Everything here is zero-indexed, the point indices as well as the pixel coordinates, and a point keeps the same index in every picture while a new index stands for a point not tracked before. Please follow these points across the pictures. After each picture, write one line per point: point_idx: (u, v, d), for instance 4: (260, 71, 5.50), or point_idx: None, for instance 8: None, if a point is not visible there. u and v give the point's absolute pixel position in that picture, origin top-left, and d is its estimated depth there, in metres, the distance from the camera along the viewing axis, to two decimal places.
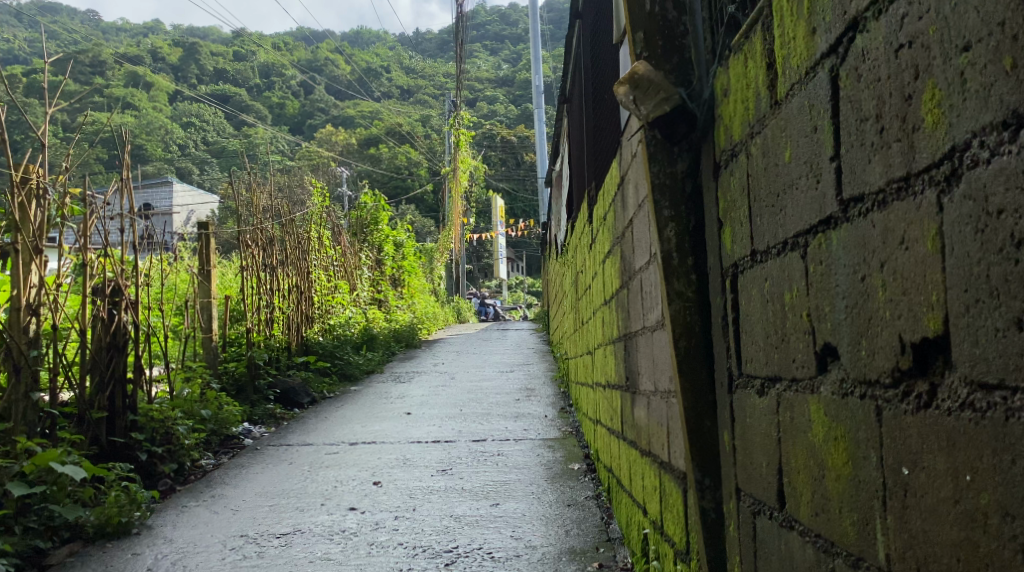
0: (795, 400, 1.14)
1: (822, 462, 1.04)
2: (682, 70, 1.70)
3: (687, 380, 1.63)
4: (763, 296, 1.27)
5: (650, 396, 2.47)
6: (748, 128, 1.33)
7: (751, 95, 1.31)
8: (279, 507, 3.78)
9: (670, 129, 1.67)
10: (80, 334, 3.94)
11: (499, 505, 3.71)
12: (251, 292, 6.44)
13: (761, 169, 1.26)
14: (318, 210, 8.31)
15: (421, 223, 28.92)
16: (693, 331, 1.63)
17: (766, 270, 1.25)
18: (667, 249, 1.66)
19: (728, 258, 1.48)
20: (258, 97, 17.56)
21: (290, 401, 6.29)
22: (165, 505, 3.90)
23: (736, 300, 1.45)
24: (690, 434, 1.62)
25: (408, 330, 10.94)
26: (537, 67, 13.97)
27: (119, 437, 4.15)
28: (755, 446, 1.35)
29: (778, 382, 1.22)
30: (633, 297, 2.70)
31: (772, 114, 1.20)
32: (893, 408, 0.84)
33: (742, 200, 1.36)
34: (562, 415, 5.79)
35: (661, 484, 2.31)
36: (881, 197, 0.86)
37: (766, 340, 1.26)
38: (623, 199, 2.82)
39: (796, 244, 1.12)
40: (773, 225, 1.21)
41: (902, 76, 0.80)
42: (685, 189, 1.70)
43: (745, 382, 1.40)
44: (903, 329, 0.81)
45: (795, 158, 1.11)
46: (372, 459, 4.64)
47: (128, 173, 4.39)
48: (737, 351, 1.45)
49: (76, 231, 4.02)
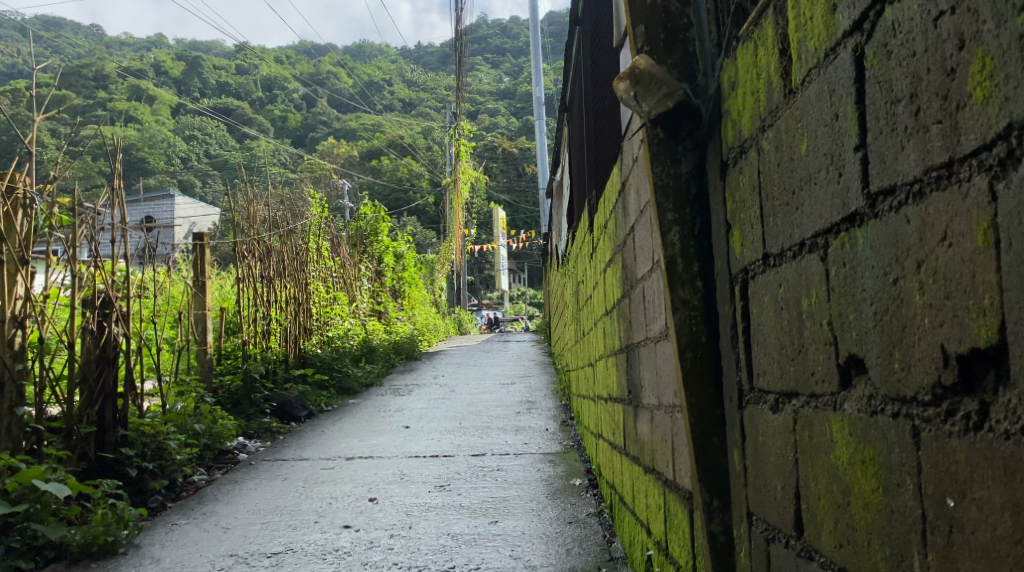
0: (814, 418, 1.04)
1: (846, 489, 0.93)
2: (685, 65, 1.61)
3: (693, 394, 1.52)
4: (776, 304, 1.16)
5: (654, 411, 2.35)
6: (758, 123, 1.23)
7: (762, 86, 1.21)
8: (271, 525, 3.66)
9: (674, 128, 1.58)
10: (69, 347, 3.82)
11: (498, 523, 3.58)
12: (248, 304, 6.34)
13: (773, 167, 1.16)
14: (316, 221, 8.20)
15: (423, 234, 28.87)
16: (700, 342, 1.52)
17: (780, 275, 1.14)
18: (672, 254, 1.56)
19: (737, 263, 1.37)
20: (260, 110, 17.49)
21: (286, 414, 6.16)
22: (154, 523, 3.78)
23: (746, 308, 1.34)
24: (697, 451, 1.51)
25: (409, 342, 10.82)
26: (539, 78, 13.84)
27: (109, 453, 4.06)
28: (769, 466, 1.24)
29: (793, 398, 1.11)
30: (635, 307, 2.60)
31: (786, 106, 1.10)
32: (934, 429, 0.73)
33: (753, 200, 1.26)
34: (564, 428, 5.68)
35: (666, 503, 2.19)
36: (917, 189, 0.75)
37: (781, 350, 1.15)
38: (624, 204, 2.71)
39: (814, 244, 1.02)
40: (788, 226, 1.11)
41: (944, 47, 0.70)
42: (690, 191, 1.60)
43: (756, 397, 1.29)
44: (946, 338, 0.70)
45: (813, 150, 1.00)
46: (369, 474, 4.53)
47: (118, 182, 4.27)
48: (747, 363, 1.34)
49: (64, 242, 3.90)
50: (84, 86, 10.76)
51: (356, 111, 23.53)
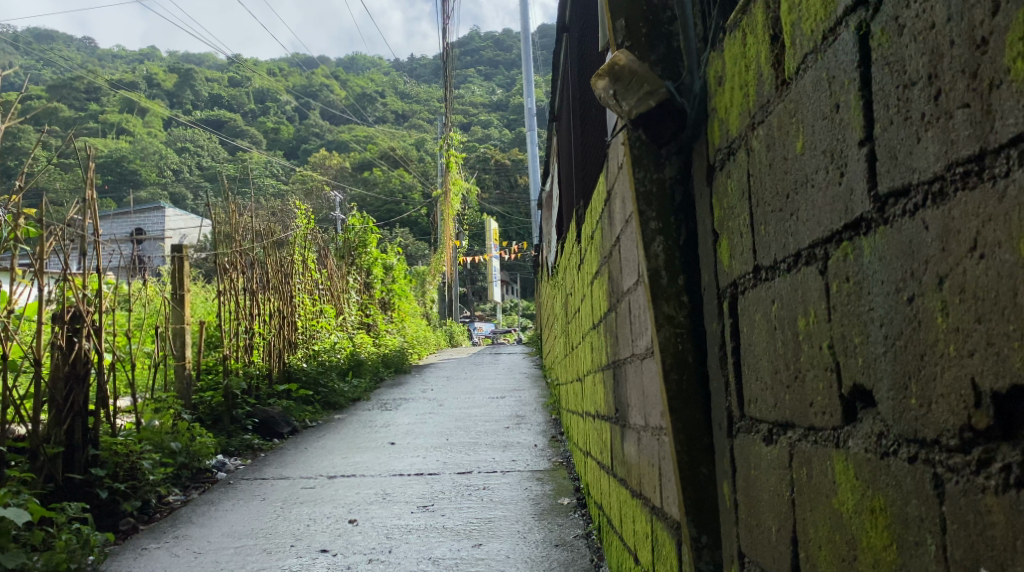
0: (814, 455, 0.90)
1: (853, 541, 0.80)
2: (668, 62, 1.48)
3: (680, 419, 1.39)
4: (769, 323, 1.03)
5: (641, 432, 2.21)
6: (748, 120, 1.10)
7: (751, 79, 1.08)
8: (245, 549, 3.50)
9: (656, 130, 1.45)
10: (34, 364, 3.63)
11: (481, 546, 3.44)
12: (230, 318, 6.16)
13: (764, 170, 1.03)
14: (303, 232, 8.01)
15: (414, 246, 28.70)
16: (686, 362, 1.39)
17: (773, 290, 1.01)
18: (655, 266, 1.43)
19: (725, 278, 1.24)
20: (252, 122, 17.32)
21: (269, 430, 5.99)
22: (122, 548, 3.61)
23: (735, 327, 1.21)
24: (684, 482, 1.38)
25: (398, 355, 10.66)
26: (530, 89, 13.68)
27: (77, 473, 3.84)
28: (763, 505, 1.10)
29: (789, 430, 0.98)
30: (622, 321, 2.46)
31: (778, 99, 0.98)
32: (963, 481, 0.60)
33: (742, 206, 1.13)
34: (553, 444, 5.53)
35: (654, 531, 2.06)
36: (938, 188, 0.62)
37: (774, 376, 1.02)
38: (610, 215, 2.58)
39: (812, 256, 0.89)
40: (782, 234, 0.98)
41: (972, 13, 0.58)
42: (675, 198, 1.47)
43: (748, 426, 1.16)
44: (979, 371, 0.58)
45: (809, 148, 0.87)
46: (350, 494, 4.37)
47: (91, 191, 4.07)
48: (737, 388, 1.21)
49: (30, 255, 3.70)
50: (74, 99, 10.64)
51: (348, 123, 23.38)
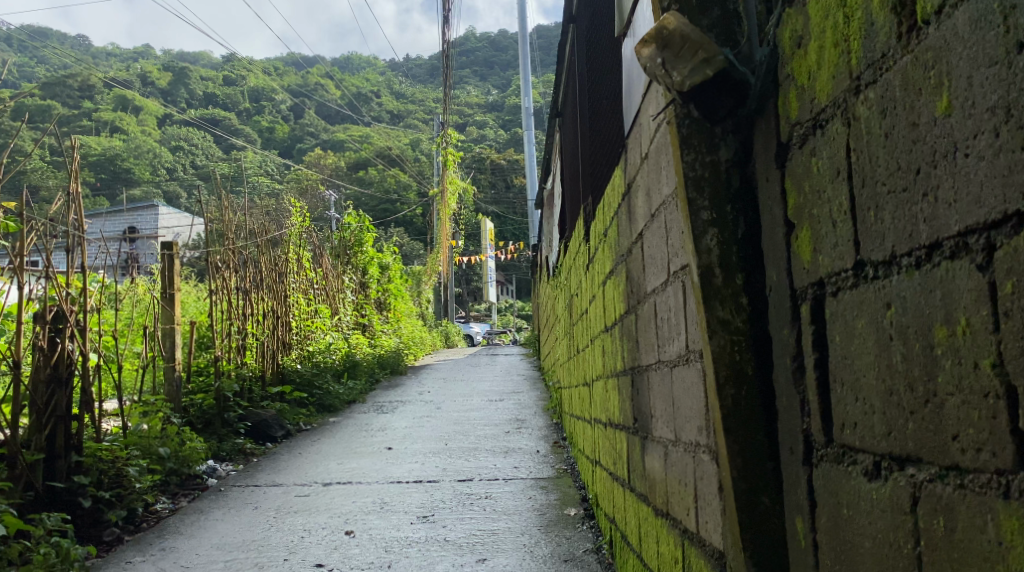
0: (957, 501, 0.71)
1: None
2: (723, 26, 1.29)
3: (737, 441, 1.19)
4: (880, 331, 0.84)
5: (669, 446, 2.01)
6: (847, 81, 0.90)
7: (851, 29, 0.88)
8: (236, 563, 3.27)
9: (711, 104, 1.24)
10: (12, 366, 3.37)
11: (486, 561, 3.22)
12: (222, 318, 5.92)
13: (876, 142, 0.83)
14: (297, 229, 7.73)
15: (410, 246, 28.46)
16: (745, 375, 1.20)
17: (890, 290, 0.82)
18: (707, 263, 1.23)
19: (805, 276, 1.04)
20: (247, 120, 17.05)
21: (262, 434, 5.75)
22: (105, 561, 3.37)
23: (819, 333, 1.01)
24: (742, 513, 1.17)
25: (393, 357, 10.43)
26: (527, 89, 13.43)
27: (58, 481, 3.57)
28: (864, 552, 0.89)
29: (914, 470, 0.78)
30: (644, 324, 2.25)
31: (902, 51, 0.77)
32: None
33: (835, 187, 0.93)
34: (556, 450, 5.33)
35: (684, 555, 1.85)
36: None
37: (887, 395, 0.83)
38: (630, 208, 2.37)
39: (959, 248, 0.69)
40: (905, 221, 0.78)
41: None
42: (731, 183, 1.26)
43: (837, 453, 0.96)
44: None
45: (961, 106, 0.68)
46: (346, 503, 4.15)
47: (75, 185, 3.80)
48: (819, 406, 1.01)
49: (10, 251, 3.43)
50: (67, 98, 10.28)
51: (343, 122, 23.16)
